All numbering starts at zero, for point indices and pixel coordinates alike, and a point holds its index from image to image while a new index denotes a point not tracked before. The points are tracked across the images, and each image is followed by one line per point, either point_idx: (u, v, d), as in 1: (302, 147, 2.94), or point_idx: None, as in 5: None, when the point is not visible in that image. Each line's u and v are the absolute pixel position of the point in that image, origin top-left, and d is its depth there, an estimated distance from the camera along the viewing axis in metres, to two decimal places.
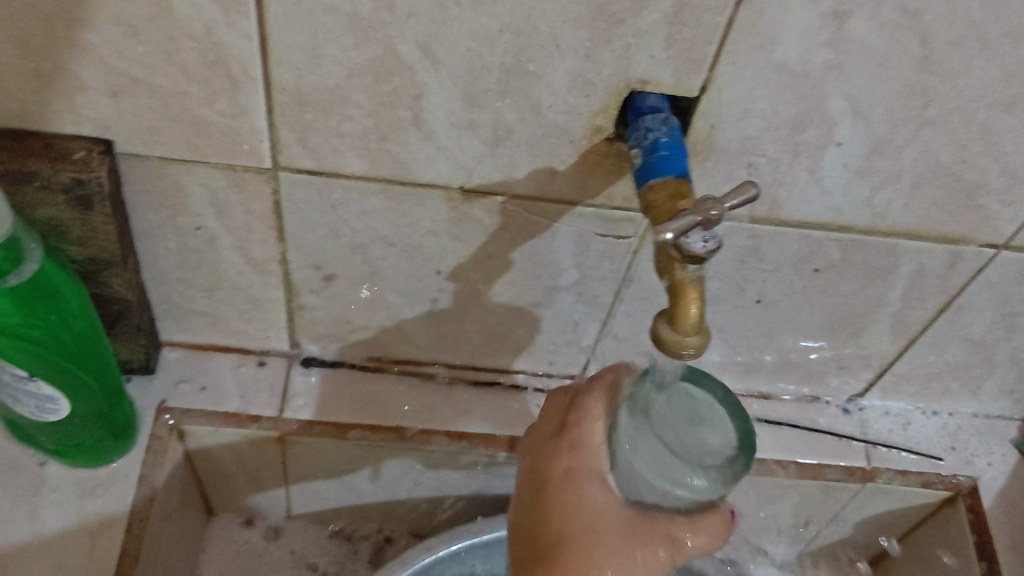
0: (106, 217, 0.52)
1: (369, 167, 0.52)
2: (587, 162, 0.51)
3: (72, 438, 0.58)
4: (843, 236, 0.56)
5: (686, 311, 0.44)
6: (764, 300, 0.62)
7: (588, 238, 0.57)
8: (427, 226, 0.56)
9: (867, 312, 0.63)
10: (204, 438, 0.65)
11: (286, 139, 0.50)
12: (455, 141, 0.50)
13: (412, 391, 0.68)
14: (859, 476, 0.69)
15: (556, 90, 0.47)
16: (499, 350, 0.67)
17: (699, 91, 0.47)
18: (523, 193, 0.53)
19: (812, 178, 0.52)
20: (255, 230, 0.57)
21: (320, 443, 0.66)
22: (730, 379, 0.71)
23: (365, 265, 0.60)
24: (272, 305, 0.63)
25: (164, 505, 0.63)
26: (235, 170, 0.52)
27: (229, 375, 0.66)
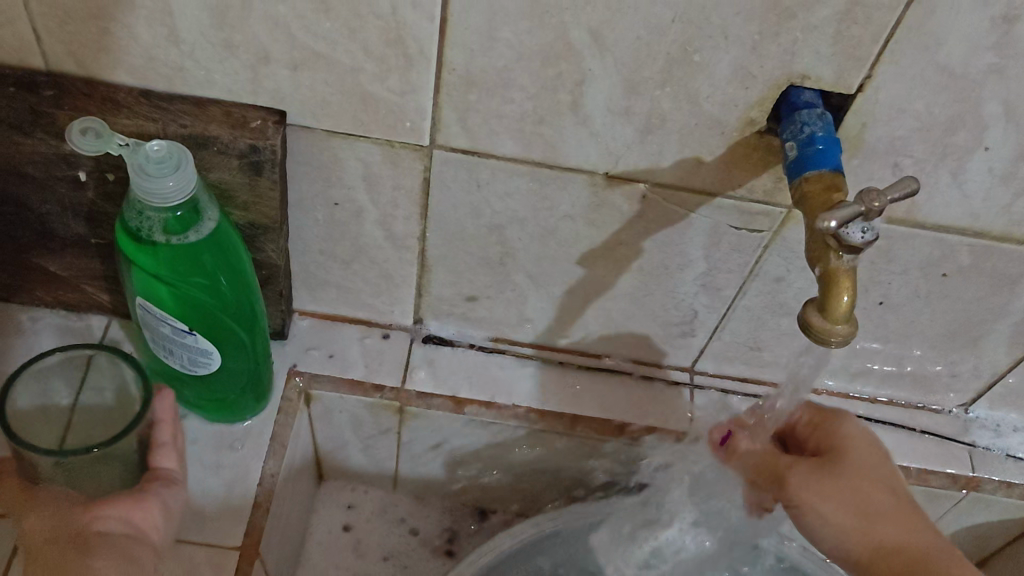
0: (273, 184, 0.54)
1: (520, 149, 0.54)
2: (734, 154, 0.53)
3: (216, 392, 0.61)
4: (976, 241, 0.56)
5: (838, 300, 0.45)
6: (887, 302, 0.62)
7: (721, 230, 0.58)
8: (566, 210, 0.58)
9: (988, 320, 0.63)
10: (329, 403, 0.68)
11: (447, 117, 0.53)
12: (609, 127, 0.52)
13: (526, 372, 0.70)
14: (963, 483, 0.69)
15: (716, 82, 0.49)
16: (615, 337, 0.69)
17: (856, 89, 0.48)
18: (665, 182, 0.55)
19: (955, 181, 0.53)
20: (401, 205, 0.59)
21: (437, 415, 0.68)
22: (839, 380, 0.71)
23: (499, 246, 0.62)
24: (403, 280, 0.65)
25: (289, 463, 0.66)
26: (393, 146, 0.55)
27: (354, 345, 0.69)
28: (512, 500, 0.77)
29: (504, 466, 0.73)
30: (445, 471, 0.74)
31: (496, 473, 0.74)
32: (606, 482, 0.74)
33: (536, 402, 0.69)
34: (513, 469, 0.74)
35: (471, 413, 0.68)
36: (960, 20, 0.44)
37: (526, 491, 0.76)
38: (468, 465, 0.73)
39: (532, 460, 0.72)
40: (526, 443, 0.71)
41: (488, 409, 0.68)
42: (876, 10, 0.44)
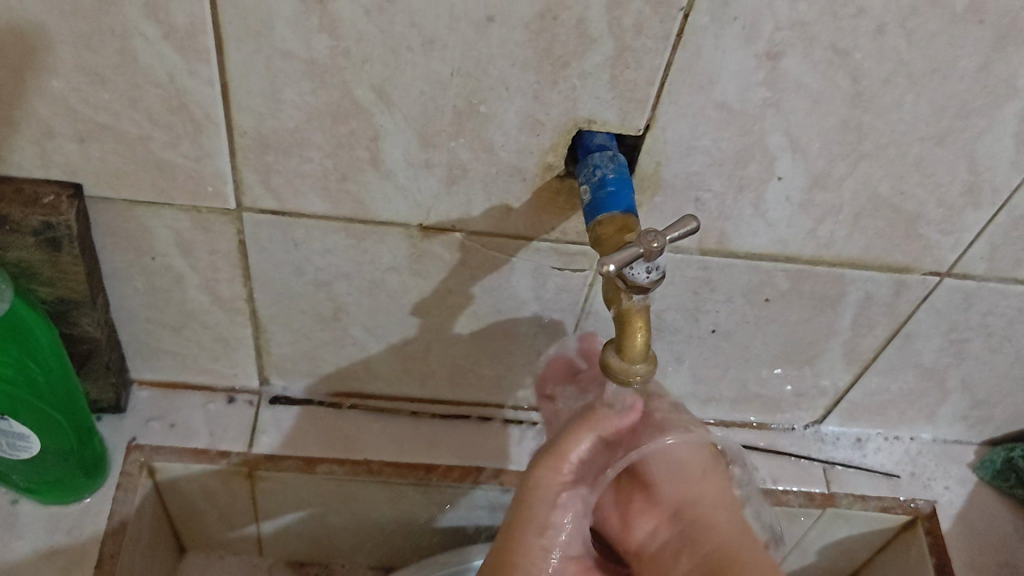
0: (76, 258, 0.53)
1: (329, 206, 0.54)
2: (540, 199, 0.53)
3: (42, 475, 0.59)
4: (790, 265, 0.58)
5: (631, 340, 0.46)
6: (719, 329, 0.63)
7: (545, 272, 0.59)
8: (388, 263, 0.58)
9: (819, 340, 0.64)
10: (175, 474, 0.66)
11: (249, 180, 0.52)
12: (413, 180, 0.52)
13: (379, 425, 0.69)
14: (818, 501, 0.70)
15: (507, 131, 0.49)
16: (464, 383, 0.69)
17: (643, 130, 0.49)
18: (479, 229, 0.55)
19: (758, 211, 0.54)
20: (221, 269, 0.58)
21: (289, 477, 0.67)
22: (692, 408, 0.72)
23: (330, 301, 0.61)
24: (240, 343, 0.64)
25: (136, 540, 0.64)
26: (201, 211, 0.54)
27: (197, 412, 0.67)
28: (381, 555, 0.76)
29: (367, 523, 0.72)
30: (308, 532, 0.73)
31: (362, 531, 0.73)
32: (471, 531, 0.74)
33: (391, 455, 0.68)
34: (377, 525, 0.72)
35: (323, 472, 0.66)
36: (726, 59, 0.45)
37: (396, 545, 0.75)
38: (330, 525, 0.72)
39: (395, 514, 0.71)
40: (386, 498, 0.69)
41: (340, 467, 0.67)
42: (645, 54, 0.45)
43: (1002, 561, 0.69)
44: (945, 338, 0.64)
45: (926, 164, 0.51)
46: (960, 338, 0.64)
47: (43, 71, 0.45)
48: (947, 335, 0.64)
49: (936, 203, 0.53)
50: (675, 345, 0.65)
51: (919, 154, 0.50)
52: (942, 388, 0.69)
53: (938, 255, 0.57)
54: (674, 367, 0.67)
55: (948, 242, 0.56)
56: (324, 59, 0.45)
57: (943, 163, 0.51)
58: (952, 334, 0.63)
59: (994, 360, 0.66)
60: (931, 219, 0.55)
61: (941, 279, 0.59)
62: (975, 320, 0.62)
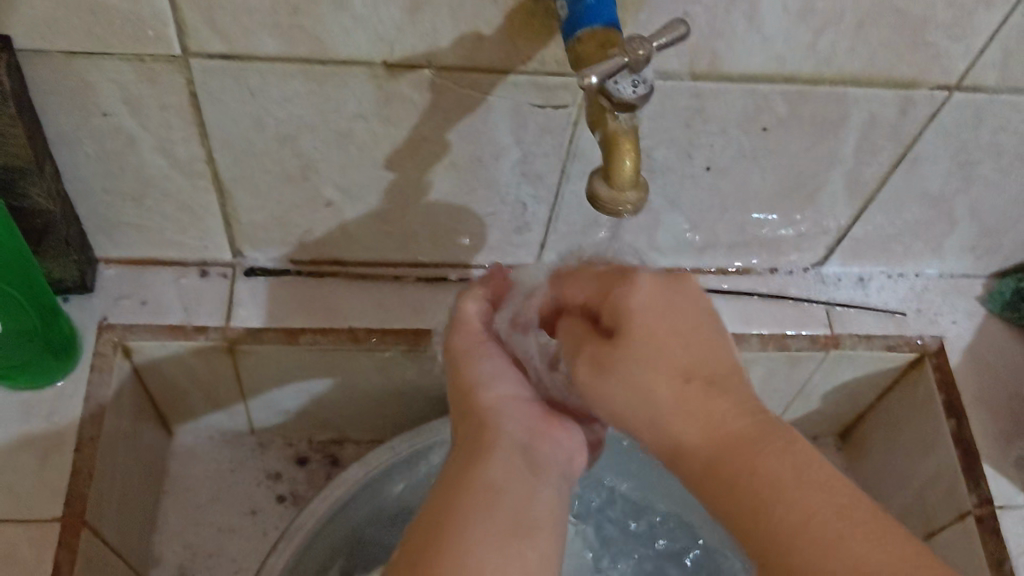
0: (12, 119, 0.49)
1: (283, 46, 0.49)
2: (513, 24, 0.48)
3: (9, 359, 0.56)
4: (788, 87, 0.53)
5: (621, 167, 0.42)
6: (714, 166, 0.59)
7: (525, 111, 0.54)
8: (355, 110, 0.54)
9: (820, 172, 0.61)
10: (153, 354, 0.63)
11: (191, 19, 0.47)
12: (372, 9, 0.47)
13: (363, 291, 0.66)
14: (822, 343, 0.68)
15: None
16: (449, 243, 0.65)
17: None
18: (450, 64, 0.51)
19: (752, 25, 0.49)
20: (175, 127, 0.54)
21: (272, 350, 0.64)
22: (689, 257, 0.69)
23: (297, 158, 0.57)
24: (206, 212, 0.60)
25: (118, 422, 0.62)
26: (144, 60, 0.49)
27: (170, 288, 0.64)
28: (378, 427, 0.75)
29: (360, 394, 0.70)
30: (299, 406, 0.71)
31: (356, 404, 0.71)
32: None
33: (376, 322, 0.65)
34: (370, 396, 0.70)
35: (307, 343, 0.64)
36: None
37: (390, 414, 0.73)
38: (322, 399, 0.70)
39: (387, 383, 0.69)
40: (376, 367, 0.67)
41: (325, 336, 0.64)
42: None
43: (1011, 392, 0.68)
44: (953, 161, 0.60)
45: None
46: (969, 161, 0.60)
47: None
48: (955, 158, 0.60)
49: (946, 3, 0.49)
50: (669, 187, 0.62)
51: None
52: (948, 218, 0.66)
53: (947, 65, 0.53)
54: (668, 211, 0.63)
55: (958, 50, 0.52)
56: None
57: None
58: (961, 156, 0.60)
59: (1004, 183, 0.62)
60: (940, 24, 0.50)
61: (949, 94, 0.55)
62: (985, 139, 0.58)
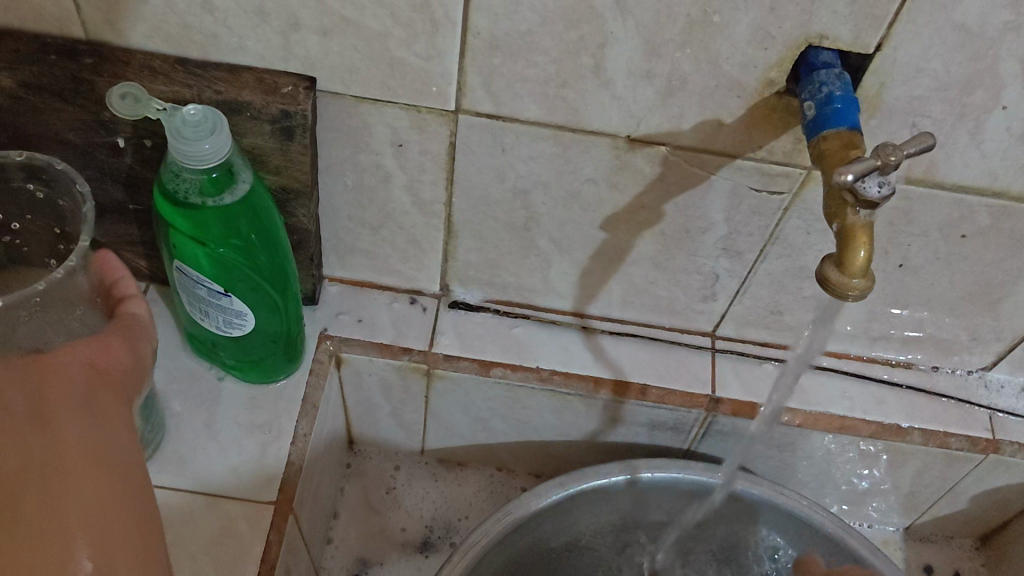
0: (305, 148, 0.56)
1: (544, 113, 0.56)
2: (754, 116, 0.54)
3: (250, 354, 0.64)
4: (995, 201, 0.57)
5: (854, 254, 0.46)
6: (907, 264, 0.63)
7: (742, 193, 0.59)
8: (588, 174, 0.59)
9: (1007, 282, 0.63)
10: (359, 367, 0.70)
11: (472, 81, 0.54)
12: (631, 90, 0.53)
13: (550, 337, 0.71)
14: (982, 446, 0.70)
15: (736, 42, 0.50)
16: (638, 302, 0.70)
17: (874, 49, 0.49)
18: (686, 144, 0.56)
19: (973, 141, 0.54)
20: (427, 171, 0.61)
21: (464, 378, 0.70)
22: (859, 345, 0.72)
23: (524, 210, 0.63)
24: (430, 246, 0.67)
25: (321, 424, 0.68)
26: (421, 111, 0.56)
27: (383, 310, 0.71)
28: (535, 463, 0.79)
29: (529, 430, 0.75)
30: (469, 432, 0.76)
31: (522, 438, 0.76)
32: (626, 447, 0.76)
33: (562, 365, 0.70)
34: (538, 434, 0.75)
35: (496, 375, 0.69)
36: None
37: (550, 453, 0.78)
38: (494, 429, 0.75)
39: (557, 425, 0.74)
40: (551, 407, 0.72)
41: (513, 372, 0.69)
42: None
43: None
44: None
45: None
46: None
47: None
48: None
49: None
50: None
51: None
52: None
53: None
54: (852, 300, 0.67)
55: None
56: None
57: None
58: None
59: None
60: None
61: None
62: None
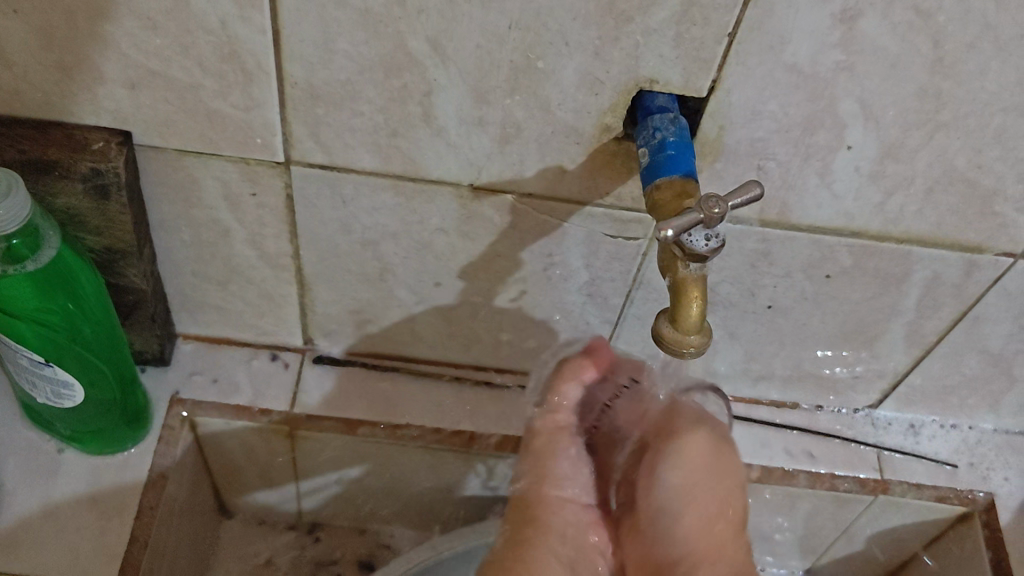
0: (123, 207, 0.53)
1: (378, 163, 0.53)
2: (595, 162, 0.51)
3: (87, 425, 0.60)
4: (854, 241, 0.55)
5: (687, 310, 0.44)
6: (775, 305, 0.61)
7: (597, 239, 0.57)
8: (436, 224, 0.56)
9: (880, 320, 0.62)
10: (218, 429, 0.66)
11: (298, 133, 0.51)
12: (465, 138, 0.51)
13: (421, 391, 0.68)
14: (871, 487, 0.68)
15: (564, 88, 0.47)
16: (510, 351, 0.67)
17: (707, 91, 0.47)
18: (531, 192, 0.54)
19: (823, 182, 0.51)
20: (268, 225, 0.57)
21: (329, 438, 0.66)
22: (742, 386, 0.70)
23: (376, 262, 0.60)
24: (285, 301, 0.64)
25: (175, 494, 0.64)
26: (249, 164, 0.53)
27: (242, 369, 0.67)
28: (420, 521, 0.76)
29: (407, 489, 0.71)
30: (344, 492, 0.72)
31: (400, 496, 0.72)
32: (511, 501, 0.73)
33: (433, 421, 0.67)
34: (416, 491, 0.72)
35: (363, 434, 0.66)
36: (800, 19, 0.43)
37: (434, 510, 0.74)
38: (370, 488, 0.72)
39: (435, 482, 0.71)
40: (425, 464, 0.69)
41: (380, 430, 0.66)
42: (714, 11, 0.43)
43: None
44: (1015, 324, 0.61)
45: (1008, 136, 0.48)
46: None
47: (95, 13, 0.45)
48: (1016, 321, 0.61)
49: (1016, 178, 0.50)
50: (729, 320, 0.63)
51: (1001, 125, 0.48)
52: (1007, 375, 0.66)
53: (1013, 235, 0.54)
54: (726, 342, 0.65)
55: None
56: (378, 7, 0.44)
57: None
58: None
59: None
60: (1009, 197, 0.52)
61: (1014, 262, 0.56)
62: None
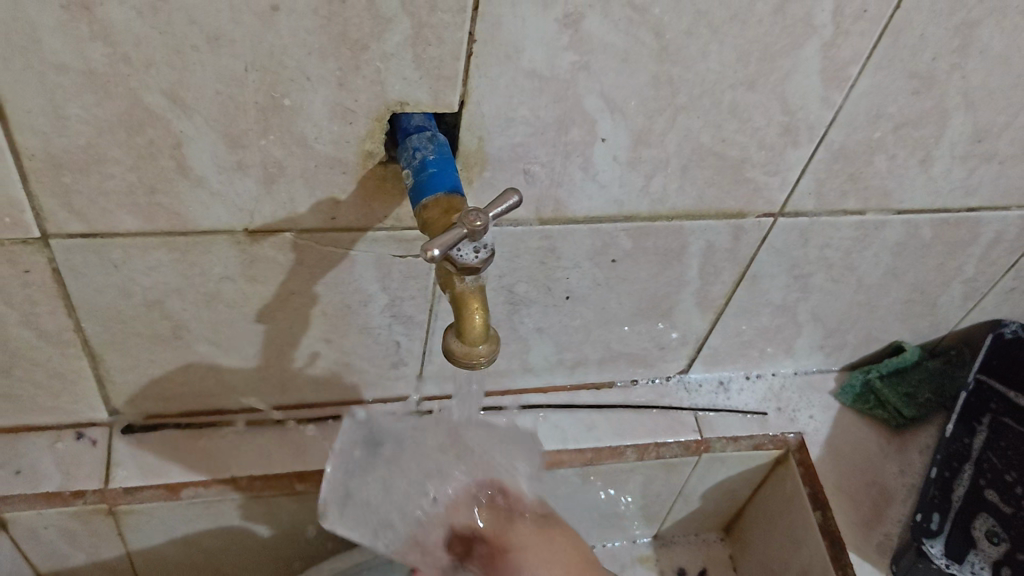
0: None
1: (144, 222, 0.51)
2: (366, 187, 0.51)
3: None
4: (629, 225, 0.58)
5: (471, 322, 0.45)
6: (573, 295, 0.63)
7: (387, 262, 0.57)
8: (220, 273, 0.55)
9: (671, 292, 0.65)
10: (28, 523, 0.62)
11: (49, 205, 0.49)
12: (228, 184, 0.50)
13: (244, 440, 0.66)
14: (693, 448, 0.71)
15: (317, 121, 0.47)
16: (329, 383, 0.67)
17: (458, 106, 0.48)
18: (309, 227, 0.53)
19: (587, 174, 0.54)
20: (39, 302, 0.54)
21: (152, 508, 0.63)
22: (562, 375, 0.72)
23: (166, 320, 0.58)
24: (78, 376, 0.60)
25: None
26: (3, 245, 0.50)
27: (45, 454, 0.63)
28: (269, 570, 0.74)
29: (247, 540, 0.70)
30: (183, 558, 0.70)
31: (243, 549, 0.70)
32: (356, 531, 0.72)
33: (260, 470, 0.65)
34: (257, 541, 0.70)
35: (188, 497, 0.63)
36: (527, 28, 0.45)
37: (281, 556, 0.73)
38: (209, 548, 0.69)
39: (274, 528, 0.69)
40: (260, 514, 0.67)
41: (205, 489, 0.64)
42: (445, 29, 0.44)
43: (870, 479, 0.73)
44: (789, 275, 0.66)
45: (742, 109, 0.52)
46: (803, 274, 0.66)
47: None
48: (790, 272, 0.66)
49: (758, 145, 0.54)
50: (533, 316, 0.65)
51: (733, 100, 0.51)
52: (794, 322, 0.71)
53: (768, 196, 0.58)
54: (536, 338, 0.67)
55: (776, 183, 0.57)
56: (103, 67, 0.43)
57: (757, 107, 0.52)
58: (795, 270, 0.65)
59: (837, 290, 0.69)
60: (756, 162, 0.56)
61: (775, 220, 0.60)
62: (814, 254, 0.64)
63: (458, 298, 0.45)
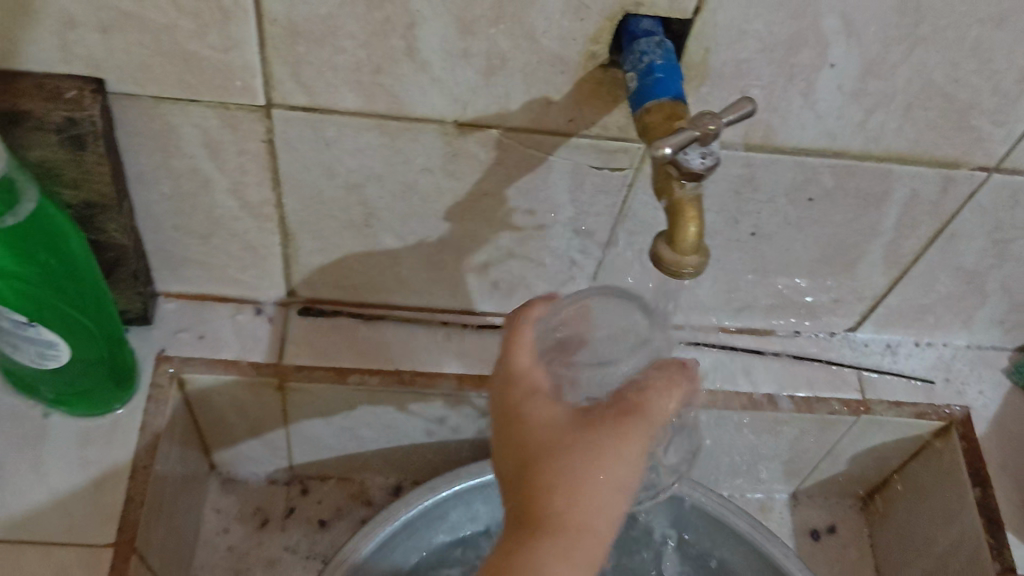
0: (101, 158, 0.52)
1: (363, 102, 0.52)
2: (582, 90, 0.51)
3: (73, 387, 0.58)
4: (836, 161, 0.56)
5: (685, 231, 0.44)
6: (759, 232, 0.62)
7: (583, 172, 0.57)
8: (422, 164, 0.56)
9: (861, 241, 0.63)
10: (205, 386, 0.65)
11: (279, 73, 0.50)
12: (450, 72, 0.50)
13: (410, 336, 0.68)
14: (854, 407, 0.70)
15: (550, 14, 0.47)
16: (498, 293, 0.68)
17: (692, 13, 0.47)
18: (517, 125, 0.53)
19: (807, 102, 0.52)
20: (249, 172, 0.56)
21: (320, 388, 0.66)
22: (726, 316, 0.71)
23: (361, 207, 0.59)
24: (268, 252, 0.63)
25: (165, 467, 0.63)
26: (228, 109, 0.52)
27: (227, 324, 0.66)
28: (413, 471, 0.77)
29: (399, 436, 0.72)
30: (337, 443, 0.72)
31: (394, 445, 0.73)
32: None
33: (424, 365, 0.67)
34: (407, 438, 0.72)
35: (354, 382, 0.65)
36: None
37: (427, 456, 0.75)
38: (363, 438, 0.72)
39: (426, 426, 0.71)
40: (416, 410, 0.69)
41: (371, 377, 0.66)
42: None
43: None
44: (989, 239, 0.63)
45: (984, 48, 0.49)
46: (1004, 239, 0.63)
47: None
48: (991, 236, 0.63)
49: (992, 91, 0.52)
50: (713, 250, 0.64)
51: (978, 37, 0.48)
52: (980, 291, 0.68)
53: (989, 149, 0.55)
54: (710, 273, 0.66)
55: (1001, 134, 0.54)
56: None
57: (1002, 47, 0.49)
58: (997, 234, 0.62)
59: None
60: (985, 109, 0.53)
61: (989, 175, 0.57)
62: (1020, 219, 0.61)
63: (675, 202, 0.44)
